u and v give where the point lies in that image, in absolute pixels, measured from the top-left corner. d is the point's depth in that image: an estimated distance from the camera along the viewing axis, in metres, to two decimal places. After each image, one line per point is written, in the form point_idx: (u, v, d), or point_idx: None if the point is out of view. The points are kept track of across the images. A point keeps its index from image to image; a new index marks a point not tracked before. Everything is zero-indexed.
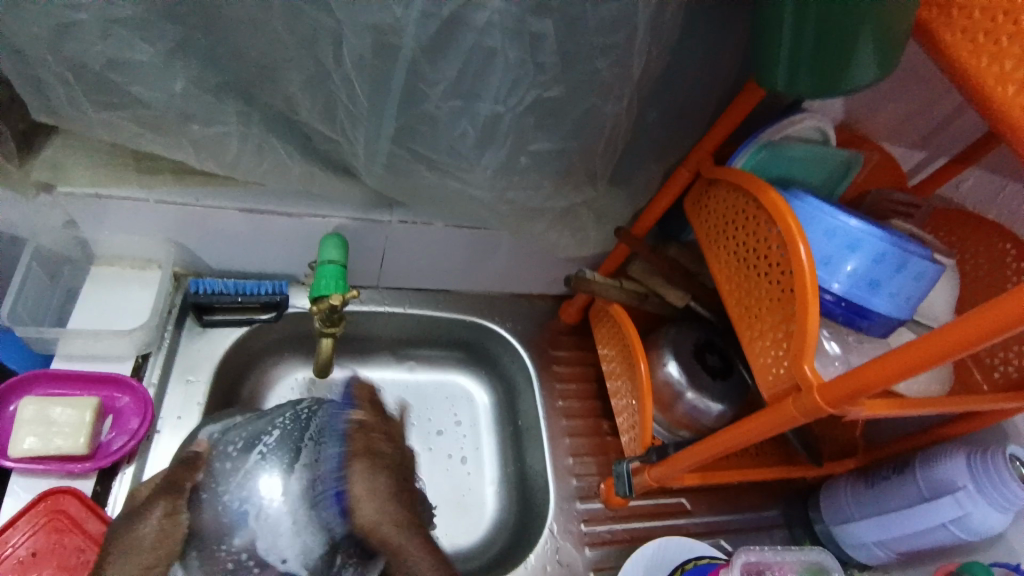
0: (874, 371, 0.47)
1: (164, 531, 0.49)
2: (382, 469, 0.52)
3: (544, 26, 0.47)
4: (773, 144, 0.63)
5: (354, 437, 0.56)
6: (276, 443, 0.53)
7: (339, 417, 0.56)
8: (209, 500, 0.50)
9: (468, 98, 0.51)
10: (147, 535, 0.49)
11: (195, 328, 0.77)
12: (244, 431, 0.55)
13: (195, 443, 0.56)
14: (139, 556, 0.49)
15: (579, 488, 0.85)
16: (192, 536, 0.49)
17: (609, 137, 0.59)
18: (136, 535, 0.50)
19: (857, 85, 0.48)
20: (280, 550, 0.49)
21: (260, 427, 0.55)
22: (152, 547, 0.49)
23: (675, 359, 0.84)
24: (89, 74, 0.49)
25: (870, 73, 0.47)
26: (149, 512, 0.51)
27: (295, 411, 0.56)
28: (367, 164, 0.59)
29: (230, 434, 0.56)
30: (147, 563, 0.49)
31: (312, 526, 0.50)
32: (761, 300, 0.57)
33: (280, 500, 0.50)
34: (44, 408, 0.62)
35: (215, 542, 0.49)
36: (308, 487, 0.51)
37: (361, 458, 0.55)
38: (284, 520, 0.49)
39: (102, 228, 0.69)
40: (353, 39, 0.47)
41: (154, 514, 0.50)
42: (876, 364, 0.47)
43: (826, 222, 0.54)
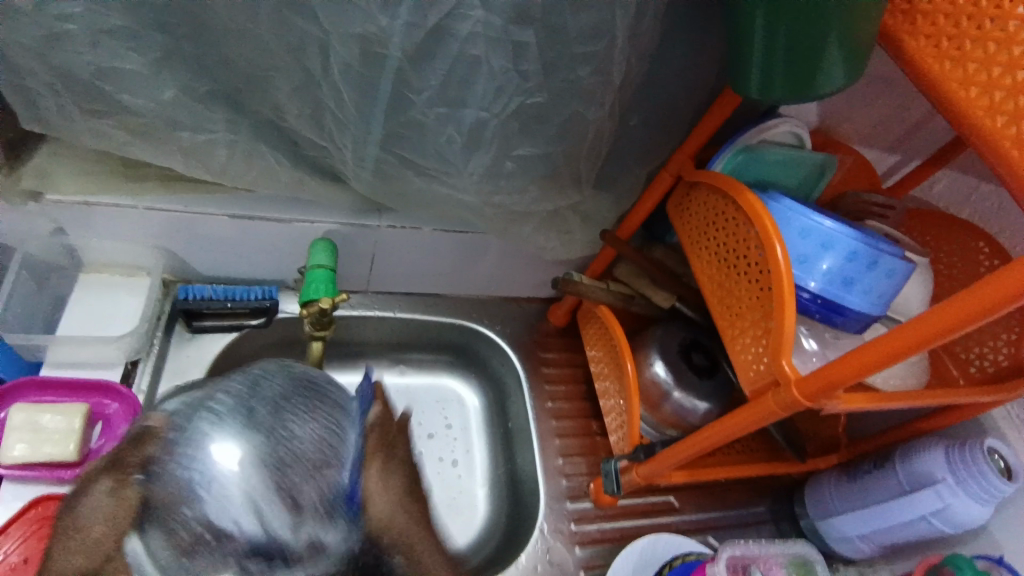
0: (849, 364, 0.48)
1: (115, 500, 0.47)
2: (397, 470, 0.53)
3: (526, 35, 0.48)
4: (750, 147, 0.65)
5: (306, 400, 0.54)
6: (225, 410, 0.52)
7: (298, 388, 0.55)
8: (161, 466, 0.47)
9: (453, 105, 0.52)
10: (102, 510, 0.47)
11: (184, 333, 0.77)
12: (192, 402, 0.53)
13: (149, 416, 0.52)
14: (92, 528, 0.46)
15: (569, 487, 0.86)
16: (147, 503, 0.46)
17: (592, 141, 0.61)
18: (89, 512, 0.47)
19: (827, 89, 0.50)
20: (236, 516, 0.46)
21: (207, 395, 0.54)
22: (107, 518, 0.46)
23: (661, 359, 0.86)
24: (79, 83, 0.49)
25: (839, 76, 0.49)
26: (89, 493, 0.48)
27: (241, 380, 0.55)
28: (355, 170, 0.60)
29: (185, 405, 0.53)
30: (100, 533, 0.46)
31: (262, 482, 0.48)
32: (741, 299, 0.59)
33: (223, 460, 0.48)
34: (34, 416, 0.62)
35: (167, 509, 0.46)
36: (263, 451, 0.49)
37: (316, 422, 0.53)
38: (244, 485, 0.47)
39: (91, 235, 0.69)
40: (340, 48, 0.48)
41: (106, 494, 0.47)
42: (853, 355, 0.49)
43: (802, 222, 0.56)
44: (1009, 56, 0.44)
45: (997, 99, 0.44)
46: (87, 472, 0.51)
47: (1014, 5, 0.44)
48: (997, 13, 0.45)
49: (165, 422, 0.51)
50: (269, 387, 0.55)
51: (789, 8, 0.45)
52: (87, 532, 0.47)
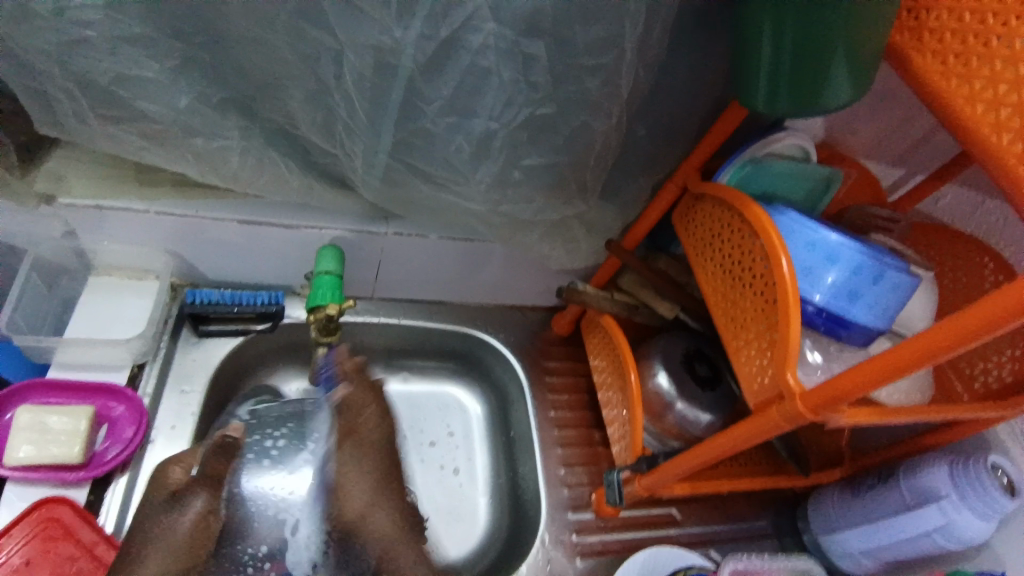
0: (854, 377, 0.48)
1: (201, 525, 0.47)
2: (370, 538, 0.48)
3: (536, 47, 0.49)
4: (756, 160, 0.65)
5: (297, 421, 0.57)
6: (281, 446, 0.54)
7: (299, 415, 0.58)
8: (234, 491, 0.50)
9: (463, 114, 0.53)
10: (184, 528, 0.46)
11: (191, 337, 0.78)
12: (253, 421, 0.58)
13: (224, 427, 0.54)
14: (161, 556, 0.45)
15: (570, 497, 0.86)
16: (228, 527, 0.48)
17: (600, 151, 0.61)
18: (170, 529, 0.46)
19: (833, 104, 0.50)
20: (302, 551, 0.49)
21: (283, 408, 0.59)
22: (176, 548, 0.45)
23: (664, 370, 0.86)
24: (95, 88, 0.50)
25: (845, 91, 0.50)
26: (154, 509, 0.48)
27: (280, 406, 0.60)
28: (364, 178, 0.61)
29: (262, 416, 0.58)
30: (174, 565, 0.45)
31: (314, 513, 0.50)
32: (746, 310, 0.59)
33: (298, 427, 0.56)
34: (40, 417, 0.62)
35: (234, 538, 0.48)
36: (317, 474, 0.52)
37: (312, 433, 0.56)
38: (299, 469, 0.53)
39: (101, 237, 0.69)
40: (353, 58, 0.48)
41: (186, 512, 0.47)
42: (859, 369, 0.49)
43: (808, 235, 0.56)
44: (1016, 73, 0.44)
45: (1003, 116, 0.45)
46: (168, 488, 0.49)
47: (1022, 22, 0.44)
48: (1004, 29, 0.45)
49: (242, 431, 0.54)
50: (326, 372, 0.68)
51: (796, 25, 0.46)
52: (160, 554, 0.45)
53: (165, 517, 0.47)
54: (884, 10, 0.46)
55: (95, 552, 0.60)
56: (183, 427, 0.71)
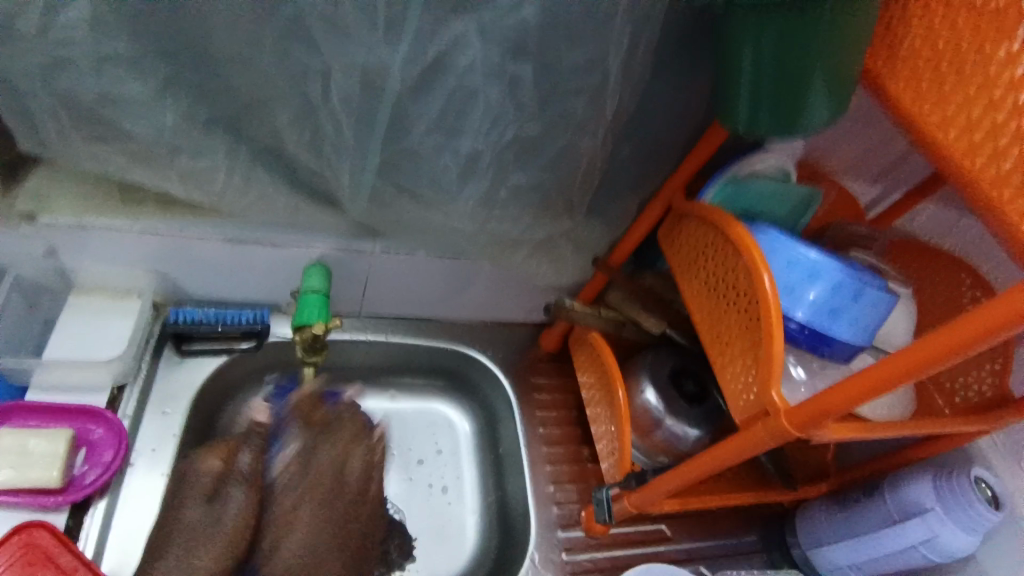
0: (836, 395, 0.49)
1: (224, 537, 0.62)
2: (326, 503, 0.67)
3: (522, 69, 0.50)
4: (738, 177, 0.67)
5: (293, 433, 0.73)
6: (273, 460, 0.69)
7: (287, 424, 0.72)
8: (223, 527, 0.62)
9: (450, 134, 0.54)
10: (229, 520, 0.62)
11: (173, 358, 0.77)
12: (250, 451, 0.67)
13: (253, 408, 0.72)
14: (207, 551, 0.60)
15: (559, 515, 0.86)
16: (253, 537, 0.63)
17: (585, 170, 0.62)
18: (219, 518, 0.62)
19: (812, 123, 0.51)
20: None
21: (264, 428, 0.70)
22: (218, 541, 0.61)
23: (652, 385, 0.86)
24: (79, 107, 0.50)
25: (824, 111, 0.51)
26: (191, 504, 0.63)
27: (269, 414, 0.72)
28: (351, 197, 0.61)
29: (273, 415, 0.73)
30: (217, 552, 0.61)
31: None
32: (730, 327, 0.60)
33: (285, 436, 0.71)
34: (18, 439, 0.61)
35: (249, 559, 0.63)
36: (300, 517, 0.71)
37: None
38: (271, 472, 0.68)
39: (83, 257, 0.69)
40: (341, 78, 0.49)
41: (229, 505, 0.63)
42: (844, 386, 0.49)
43: (789, 253, 0.57)
44: (989, 97, 0.45)
45: (976, 139, 0.46)
46: (210, 473, 0.65)
47: (995, 48, 0.45)
48: (978, 56, 0.46)
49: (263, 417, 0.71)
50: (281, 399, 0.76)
51: (777, 46, 0.47)
52: (214, 539, 0.61)
53: (213, 510, 0.63)
54: (860, 33, 0.47)
55: None
56: (164, 448, 0.71)
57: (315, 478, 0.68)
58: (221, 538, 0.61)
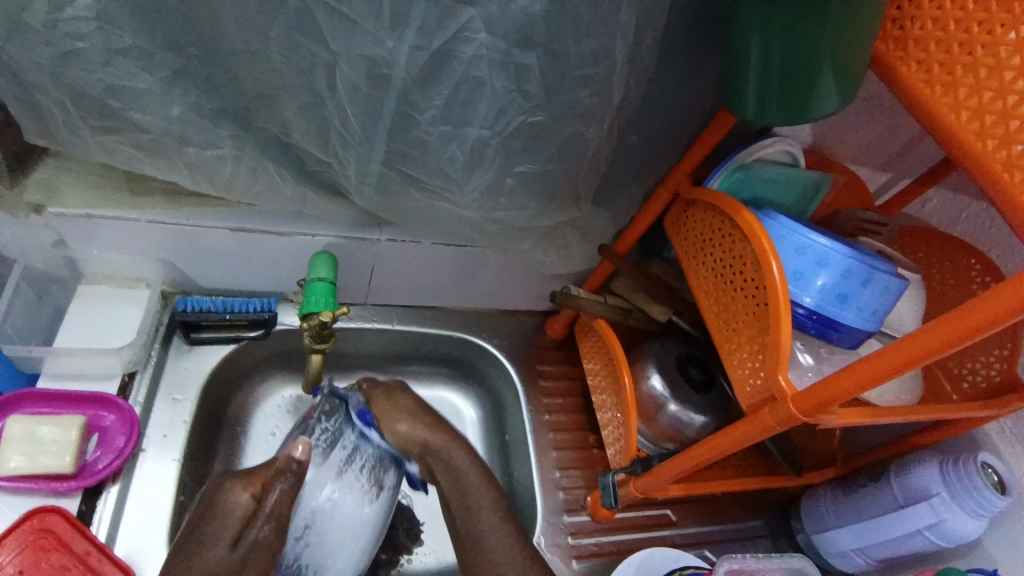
0: (843, 381, 0.49)
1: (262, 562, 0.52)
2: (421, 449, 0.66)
3: (529, 57, 0.49)
4: (747, 166, 0.66)
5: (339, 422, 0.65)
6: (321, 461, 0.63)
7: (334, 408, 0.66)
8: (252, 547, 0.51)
9: (456, 124, 0.53)
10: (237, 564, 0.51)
11: (184, 346, 0.78)
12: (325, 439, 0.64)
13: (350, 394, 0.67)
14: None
15: (565, 501, 0.86)
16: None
17: (592, 158, 0.62)
18: (240, 567, 0.51)
19: (820, 113, 0.51)
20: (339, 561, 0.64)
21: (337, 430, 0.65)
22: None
23: (659, 373, 0.87)
24: (87, 100, 0.50)
25: (833, 102, 0.51)
26: (215, 544, 0.51)
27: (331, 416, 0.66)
28: (358, 186, 0.61)
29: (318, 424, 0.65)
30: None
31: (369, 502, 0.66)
32: (738, 314, 0.60)
33: (323, 440, 0.64)
34: (30, 427, 0.62)
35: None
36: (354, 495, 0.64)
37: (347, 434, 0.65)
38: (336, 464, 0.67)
39: (93, 247, 0.69)
40: (348, 69, 0.49)
41: (256, 548, 0.51)
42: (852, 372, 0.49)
43: (797, 239, 0.57)
44: (1000, 81, 0.45)
45: (988, 123, 0.46)
46: (240, 505, 0.53)
47: (1006, 32, 0.45)
48: (989, 39, 0.46)
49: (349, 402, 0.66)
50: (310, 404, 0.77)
51: (786, 37, 0.47)
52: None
53: (238, 558, 0.51)
54: (871, 20, 0.47)
55: (88, 562, 0.59)
56: (174, 435, 0.72)
57: (405, 436, 0.66)
58: None
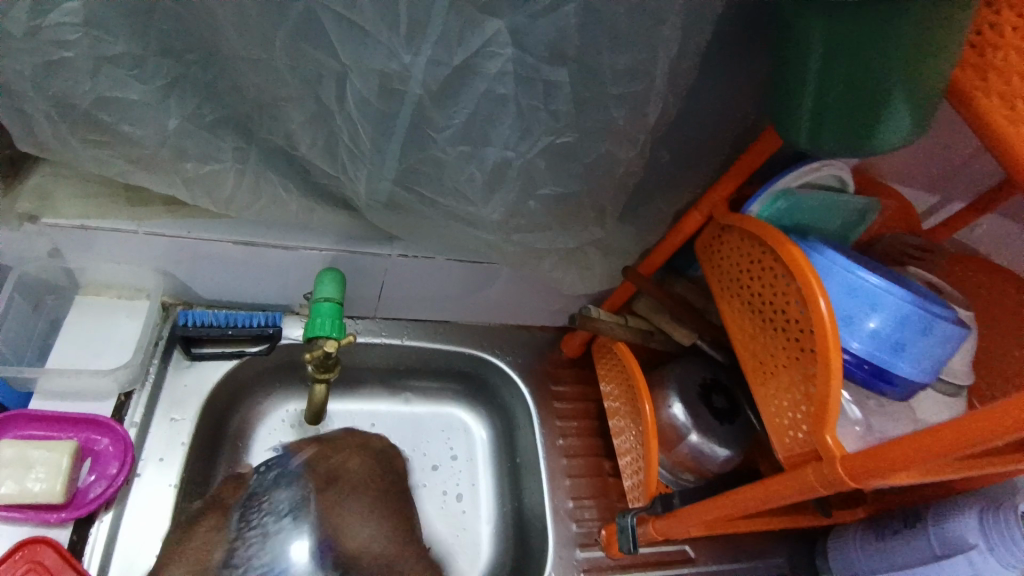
0: (902, 450, 0.43)
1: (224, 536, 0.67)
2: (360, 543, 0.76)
3: (560, 74, 0.44)
4: (791, 191, 0.60)
5: None
6: None
7: None
8: None
9: (476, 143, 0.49)
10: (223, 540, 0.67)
11: (183, 361, 0.74)
12: None
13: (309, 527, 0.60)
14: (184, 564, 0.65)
15: (578, 533, 0.82)
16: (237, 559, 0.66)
17: (621, 179, 0.57)
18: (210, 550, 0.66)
19: (888, 137, 0.45)
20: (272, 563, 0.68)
21: None
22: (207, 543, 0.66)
23: (680, 400, 0.81)
24: (75, 112, 0.46)
25: (905, 123, 0.44)
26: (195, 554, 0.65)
27: None
28: (367, 203, 0.57)
29: None
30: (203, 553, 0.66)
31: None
32: (778, 357, 0.55)
33: None
34: (19, 451, 0.58)
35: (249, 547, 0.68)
36: None
37: None
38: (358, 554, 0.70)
39: (90, 257, 0.65)
40: (358, 83, 0.44)
41: None
42: (897, 444, 0.44)
43: (849, 278, 0.52)
44: None
45: None
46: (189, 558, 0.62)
47: None
48: None
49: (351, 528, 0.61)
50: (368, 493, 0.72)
51: (849, 61, 0.42)
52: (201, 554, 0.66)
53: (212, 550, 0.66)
54: (950, 36, 0.41)
55: None
56: (171, 458, 0.69)
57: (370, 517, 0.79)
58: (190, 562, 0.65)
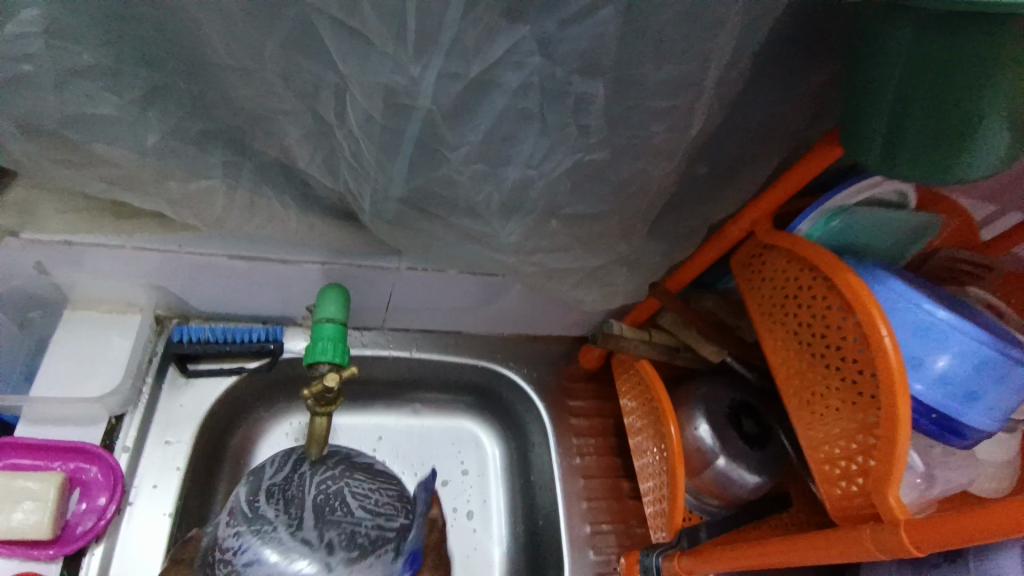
0: (975, 521, 0.38)
1: None
2: None
3: (593, 87, 0.39)
4: (848, 210, 0.55)
5: None
6: None
7: None
8: None
9: (494, 162, 0.43)
10: None
11: (179, 379, 0.70)
12: None
13: None
14: None
15: (596, 562, 0.77)
16: None
17: (654, 197, 0.51)
18: None
19: (984, 159, 0.39)
20: None
21: None
22: None
23: (707, 422, 0.76)
24: (41, 130, 0.41)
25: (1004, 141, 0.39)
26: None
27: None
28: (372, 220, 0.52)
29: None
30: None
31: None
32: (829, 398, 0.50)
33: None
34: (4, 482, 0.55)
35: None
36: None
37: None
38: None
39: (78, 273, 0.60)
40: (361, 99, 0.38)
41: None
42: (966, 514, 0.38)
43: (918, 318, 0.47)
44: None
45: None
46: None
47: None
48: None
49: None
50: None
51: (939, 74, 0.37)
52: None
53: None
54: None
55: None
56: (166, 485, 0.65)
57: None
58: None
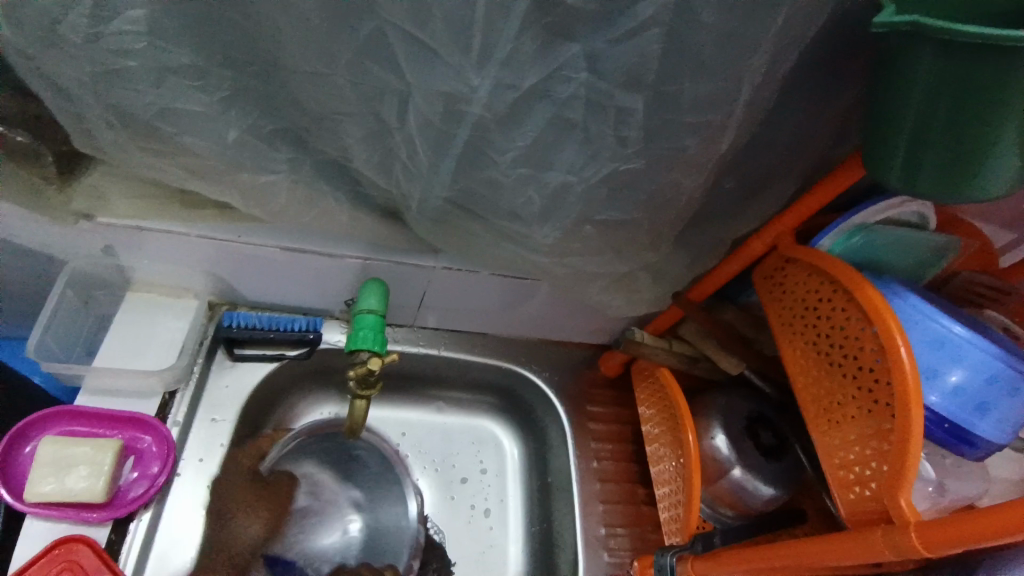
0: (974, 524, 0.39)
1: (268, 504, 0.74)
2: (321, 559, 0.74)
3: (633, 100, 0.43)
4: (869, 227, 0.57)
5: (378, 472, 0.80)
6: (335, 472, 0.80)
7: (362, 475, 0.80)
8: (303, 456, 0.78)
9: (538, 167, 0.47)
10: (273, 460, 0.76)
11: (225, 362, 0.74)
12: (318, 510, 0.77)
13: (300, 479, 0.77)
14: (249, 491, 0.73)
15: (609, 563, 0.79)
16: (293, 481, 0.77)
17: (682, 206, 0.54)
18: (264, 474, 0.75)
19: (997, 179, 0.43)
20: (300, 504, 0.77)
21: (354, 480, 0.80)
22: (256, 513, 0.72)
23: (724, 432, 0.77)
24: (135, 122, 0.46)
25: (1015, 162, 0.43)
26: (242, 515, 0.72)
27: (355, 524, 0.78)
28: (416, 216, 0.56)
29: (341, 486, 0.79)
30: (255, 498, 0.73)
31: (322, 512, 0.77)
32: (847, 406, 0.52)
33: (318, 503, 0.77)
34: (64, 448, 0.59)
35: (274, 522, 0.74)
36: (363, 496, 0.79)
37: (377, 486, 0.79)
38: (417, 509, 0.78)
39: (139, 257, 0.65)
40: (422, 104, 0.43)
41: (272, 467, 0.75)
42: (972, 515, 0.40)
43: (935, 331, 0.50)
44: None
45: None
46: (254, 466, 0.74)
47: None
48: None
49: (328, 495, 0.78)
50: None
51: (958, 104, 0.40)
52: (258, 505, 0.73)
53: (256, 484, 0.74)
54: None
55: None
56: (211, 459, 0.71)
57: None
58: (260, 497, 0.73)
